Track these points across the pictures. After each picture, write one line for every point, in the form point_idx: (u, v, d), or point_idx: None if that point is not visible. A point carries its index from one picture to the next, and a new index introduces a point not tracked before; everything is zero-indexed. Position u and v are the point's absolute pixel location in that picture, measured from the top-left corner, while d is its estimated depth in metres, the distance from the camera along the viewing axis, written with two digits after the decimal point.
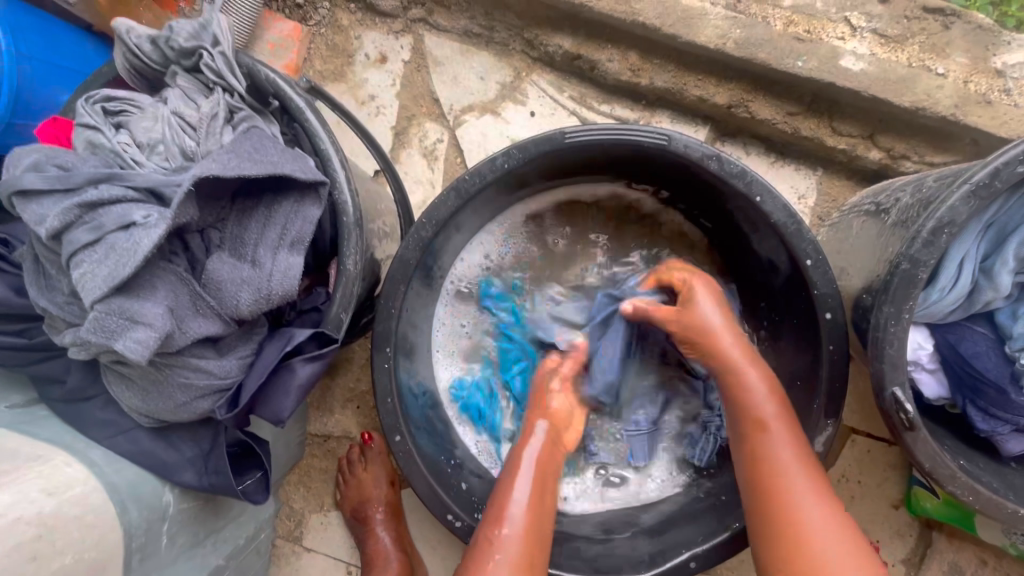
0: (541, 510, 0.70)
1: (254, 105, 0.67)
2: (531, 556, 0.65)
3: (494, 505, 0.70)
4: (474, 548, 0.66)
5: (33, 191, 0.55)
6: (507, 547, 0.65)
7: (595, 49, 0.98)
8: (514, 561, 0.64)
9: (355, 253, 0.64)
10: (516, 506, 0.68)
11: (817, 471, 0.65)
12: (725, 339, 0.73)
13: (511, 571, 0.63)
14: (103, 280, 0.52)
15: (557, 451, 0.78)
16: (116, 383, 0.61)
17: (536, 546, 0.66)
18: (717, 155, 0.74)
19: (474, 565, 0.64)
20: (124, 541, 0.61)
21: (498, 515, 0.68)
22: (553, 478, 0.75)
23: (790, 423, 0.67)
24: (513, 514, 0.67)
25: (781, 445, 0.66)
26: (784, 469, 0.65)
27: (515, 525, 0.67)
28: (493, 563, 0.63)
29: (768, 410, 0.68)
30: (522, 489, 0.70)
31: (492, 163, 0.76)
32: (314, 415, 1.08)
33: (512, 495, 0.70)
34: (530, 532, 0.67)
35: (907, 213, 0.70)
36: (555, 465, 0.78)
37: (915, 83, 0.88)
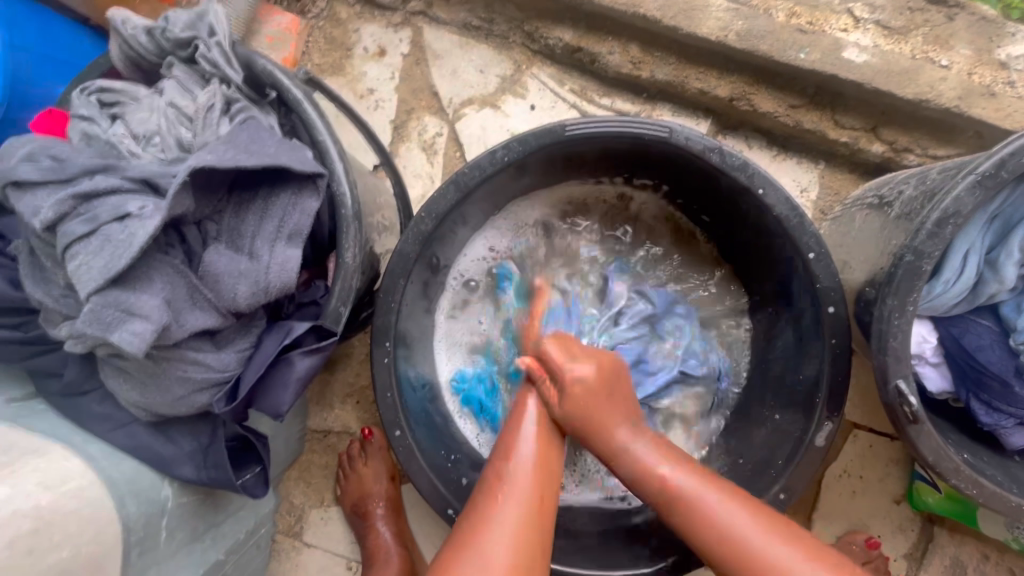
0: (551, 447, 0.69)
1: (251, 96, 0.66)
2: (542, 493, 0.64)
3: (501, 444, 0.69)
4: (484, 485, 0.65)
5: (28, 183, 0.54)
6: (516, 483, 0.64)
7: (596, 42, 0.98)
8: (524, 500, 0.63)
9: (354, 247, 0.64)
10: (523, 444, 0.67)
11: (758, 508, 0.62)
12: (612, 426, 0.69)
13: (520, 507, 0.62)
14: (98, 272, 0.52)
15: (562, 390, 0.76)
16: (113, 376, 0.61)
17: (546, 483, 0.65)
18: (718, 147, 0.73)
19: (484, 500, 0.63)
20: (122, 534, 0.60)
21: (505, 452, 0.67)
22: (561, 417, 0.74)
23: (690, 470, 0.65)
24: (520, 452, 0.66)
25: (698, 493, 0.62)
26: (716, 514, 0.61)
27: (523, 462, 0.66)
28: (499, 500, 0.62)
29: (667, 473, 0.64)
30: (530, 425, 0.69)
31: (492, 156, 0.75)
32: (313, 410, 1.08)
33: (518, 435, 0.68)
34: (539, 469, 0.66)
35: (911, 205, 0.70)
36: (561, 407, 0.75)
37: (919, 75, 0.87)
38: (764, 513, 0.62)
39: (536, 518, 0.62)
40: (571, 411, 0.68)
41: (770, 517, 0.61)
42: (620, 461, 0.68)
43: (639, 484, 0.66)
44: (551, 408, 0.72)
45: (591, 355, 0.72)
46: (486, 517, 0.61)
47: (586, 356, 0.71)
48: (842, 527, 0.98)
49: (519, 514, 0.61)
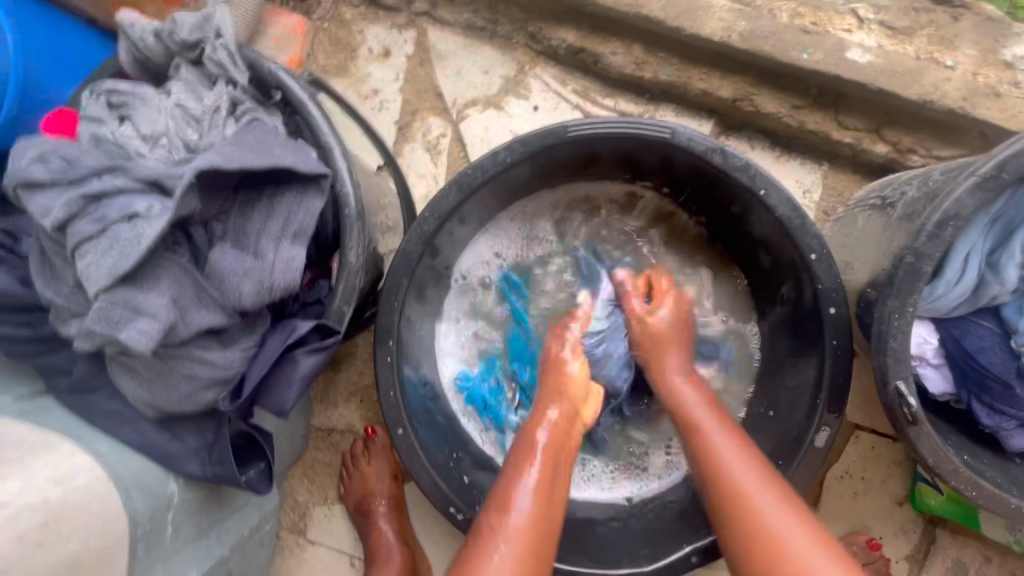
0: (552, 498, 0.66)
1: (258, 98, 0.67)
2: (540, 540, 0.62)
3: (500, 492, 0.66)
4: (477, 537, 0.62)
5: (39, 183, 0.56)
6: (512, 536, 0.61)
7: (599, 43, 0.98)
8: (518, 552, 0.60)
9: (357, 246, 0.64)
10: (524, 491, 0.65)
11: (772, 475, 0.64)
12: (668, 353, 0.80)
13: (515, 561, 0.59)
14: (106, 271, 0.53)
15: (573, 432, 0.75)
16: (121, 373, 0.62)
17: (545, 537, 0.63)
18: (720, 148, 0.74)
19: (478, 551, 0.61)
20: (128, 530, 0.61)
21: (503, 501, 0.64)
22: (567, 461, 0.71)
23: (716, 411, 0.72)
24: (521, 502, 0.63)
25: (725, 447, 0.67)
26: (731, 471, 0.64)
27: (522, 513, 0.63)
28: (494, 553, 0.60)
29: (702, 414, 0.71)
30: (531, 476, 0.66)
31: (494, 157, 0.76)
32: (318, 408, 1.09)
33: (520, 480, 0.66)
34: (538, 522, 0.63)
35: (913, 206, 0.70)
36: (571, 449, 0.73)
37: (922, 76, 0.87)
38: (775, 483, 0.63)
39: (530, 564, 0.60)
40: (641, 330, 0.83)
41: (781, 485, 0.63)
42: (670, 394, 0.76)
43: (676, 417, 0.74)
44: (560, 450, 0.71)
45: (677, 301, 0.86)
46: (478, 570, 0.58)
47: (673, 305, 0.85)
48: (844, 528, 0.98)
49: (513, 568, 0.59)
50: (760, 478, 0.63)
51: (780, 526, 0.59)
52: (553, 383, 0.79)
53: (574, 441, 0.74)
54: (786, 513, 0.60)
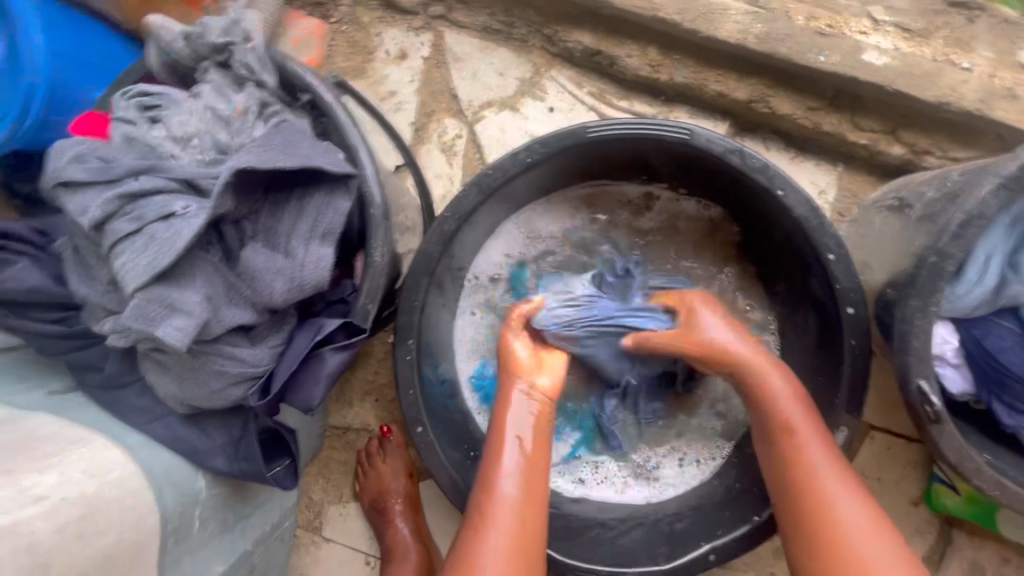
0: (534, 480, 0.67)
1: (284, 100, 0.69)
2: (529, 517, 0.65)
3: (483, 474, 0.68)
4: (472, 519, 0.65)
5: (77, 183, 0.57)
6: (501, 517, 0.64)
7: (615, 45, 0.99)
8: (508, 534, 0.63)
9: (383, 246, 0.66)
10: (506, 474, 0.67)
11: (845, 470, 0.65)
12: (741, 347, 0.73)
13: (507, 540, 0.63)
14: (144, 268, 0.54)
15: (542, 404, 0.74)
16: (153, 369, 0.63)
17: (532, 515, 0.65)
18: (739, 149, 0.75)
19: (474, 531, 0.64)
20: (159, 524, 0.63)
21: (488, 482, 0.67)
22: (541, 434, 0.71)
23: (804, 405, 0.69)
24: (504, 482, 0.66)
25: (813, 444, 0.67)
26: (815, 467, 0.65)
27: (506, 493, 0.66)
28: (485, 535, 0.63)
29: (788, 409, 0.68)
30: (508, 462, 0.68)
31: (514, 157, 0.77)
32: (334, 407, 1.10)
33: (500, 462, 0.68)
34: (526, 500, 0.66)
35: (933, 207, 0.70)
36: (545, 422, 0.73)
37: (939, 78, 0.88)
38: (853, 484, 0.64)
39: (524, 548, 0.63)
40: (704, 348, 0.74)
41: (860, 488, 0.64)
42: (756, 385, 0.71)
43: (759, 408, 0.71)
44: (526, 426, 0.71)
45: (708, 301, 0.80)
46: (477, 552, 0.62)
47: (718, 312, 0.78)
48: None
49: (507, 545, 0.62)
50: (842, 480, 0.64)
51: (852, 526, 0.61)
52: (508, 362, 0.77)
53: (546, 417, 0.73)
54: (860, 515, 0.61)
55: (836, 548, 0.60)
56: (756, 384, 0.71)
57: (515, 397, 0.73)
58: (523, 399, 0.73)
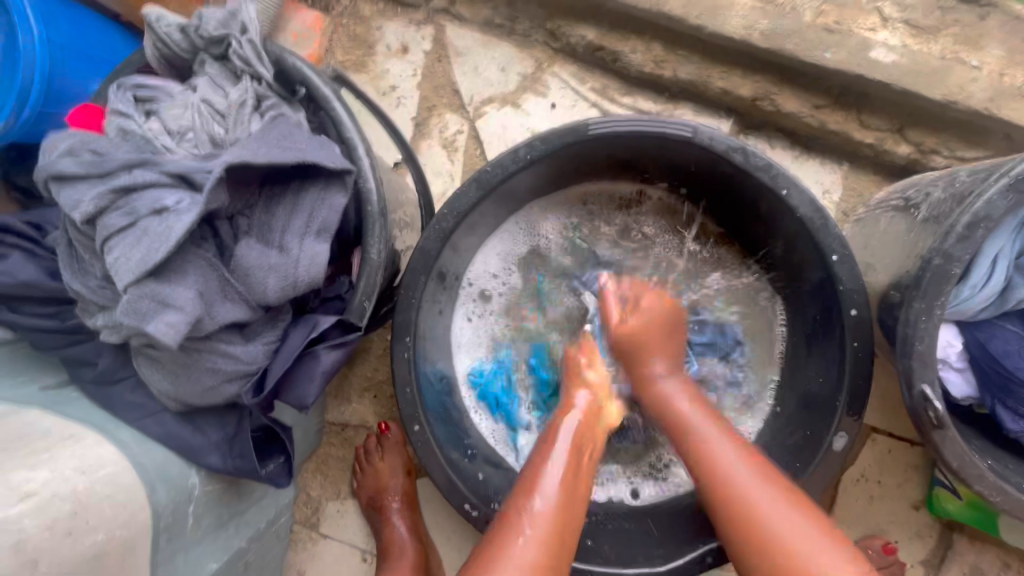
0: (575, 485, 0.64)
1: (282, 94, 0.67)
2: (565, 533, 0.60)
3: (524, 479, 0.65)
4: (502, 521, 0.61)
5: (69, 176, 0.56)
6: (535, 523, 0.59)
7: (618, 41, 0.98)
8: (542, 539, 0.58)
9: (379, 243, 0.65)
10: (549, 483, 0.63)
11: (765, 468, 0.61)
12: (652, 347, 0.74)
13: (538, 548, 0.58)
14: (136, 264, 0.53)
15: (597, 428, 0.73)
16: (146, 365, 0.62)
17: (567, 529, 0.61)
18: (742, 147, 0.73)
19: (503, 535, 0.59)
20: (152, 520, 0.62)
21: (529, 488, 0.63)
22: (590, 458, 0.69)
23: (716, 421, 0.67)
24: (545, 490, 0.62)
25: (720, 443, 0.64)
26: (726, 466, 0.61)
27: (547, 500, 0.61)
28: (519, 538, 0.58)
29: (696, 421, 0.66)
30: (556, 464, 0.65)
31: (514, 154, 0.76)
32: (332, 404, 1.10)
33: (545, 473, 0.64)
34: (564, 508, 0.62)
35: (939, 208, 0.69)
36: (594, 445, 0.72)
37: (948, 76, 0.86)
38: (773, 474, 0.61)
39: (556, 558, 0.59)
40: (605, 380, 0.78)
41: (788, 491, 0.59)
42: (651, 389, 0.72)
43: (661, 415, 0.70)
44: (582, 444, 0.69)
45: (657, 305, 0.79)
46: (502, 554, 0.57)
47: (648, 305, 0.78)
48: (859, 532, 0.97)
49: (537, 553, 0.57)
50: (755, 472, 0.61)
51: (776, 519, 0.57)
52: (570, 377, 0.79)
53: (599, 433, 0.73)
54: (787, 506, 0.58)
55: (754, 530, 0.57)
56: (654, 398, 0.71)
57: (575, 405, 0.74)
58: (582, 409, 0.73)
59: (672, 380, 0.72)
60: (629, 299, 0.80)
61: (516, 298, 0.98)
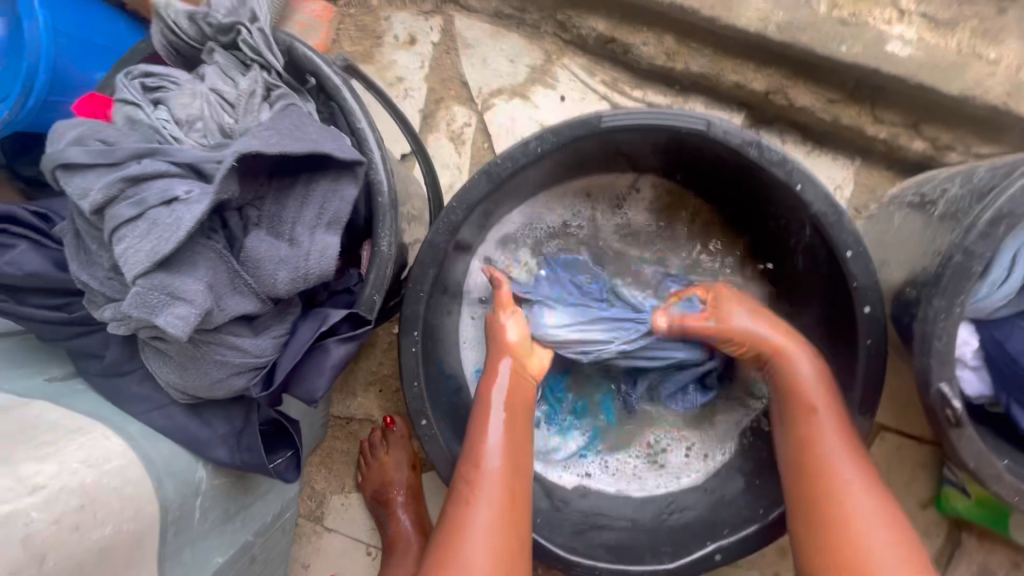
0: (517, 451, 0.71)
1: (292, 83, 0.66)
2: (513, 496, 0.69)
3: (468, 449, 0.71)
4: (457, 492, 0.69)
5: (77, 165, 0.55)
6: (485, 491, 0.67)
7: (629, 32, 0.96)
8: (494, 507, 0.67)
9: (390, 235, 0.64)
10: (491, 449, 0.70)
11: (863, 461, 0.67)
12: (760, 330, 0.76)
13: (489, 512, 0.66)
14: (146, 255, 0.52)
15: (523, 387, 0.77)
16: (154, 358, 0.61)
17: (515, 492, 0.69)
18: (757, 142, 0.72)
19: (459, 505, 0.68)
20: (160, 514, 0.62)
21: (473, 460, 0.70)
22: (523, 416, 0.75)
23: (834, 402, 0.70)
24: (490, 455, 0.70)
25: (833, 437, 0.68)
26: (834, 458, 0.66)
27: (491, 465, 0.69)
28: (473, 506, 0.67)
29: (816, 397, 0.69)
30: (495, 436, 0.71)
31: (525, 146, 0.74)
32: (337, 397, 1.09)
33: (485, 441, 0.71)
34: (510, 472, 0.69)
35: (957, 204, 0.68)
36: (524, 402, 0.76)
37: (965, 71, 0.85)
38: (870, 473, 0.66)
39: (510, 518, 0.67)
40: (517, 348, 0.79)
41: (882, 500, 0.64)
42: (786, 369, 0.73)
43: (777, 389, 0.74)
44: (513, 406, 0.75)
45: (745, 299, 0.81)
46: (465, 525, 0.66)
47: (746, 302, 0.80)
48: None
49: (490, 520, 0.66)
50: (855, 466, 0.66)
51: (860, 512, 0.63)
52: (494, 339, 0.80)
53: (527, 393, 0.78)
54: (868, 501, 0.64)
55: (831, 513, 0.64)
56: (784, 378, 0.73)
57: (500, 371, 0.76)
58: (506, 376, 0.76)
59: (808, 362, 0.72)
60: (705, 302, 0.83)
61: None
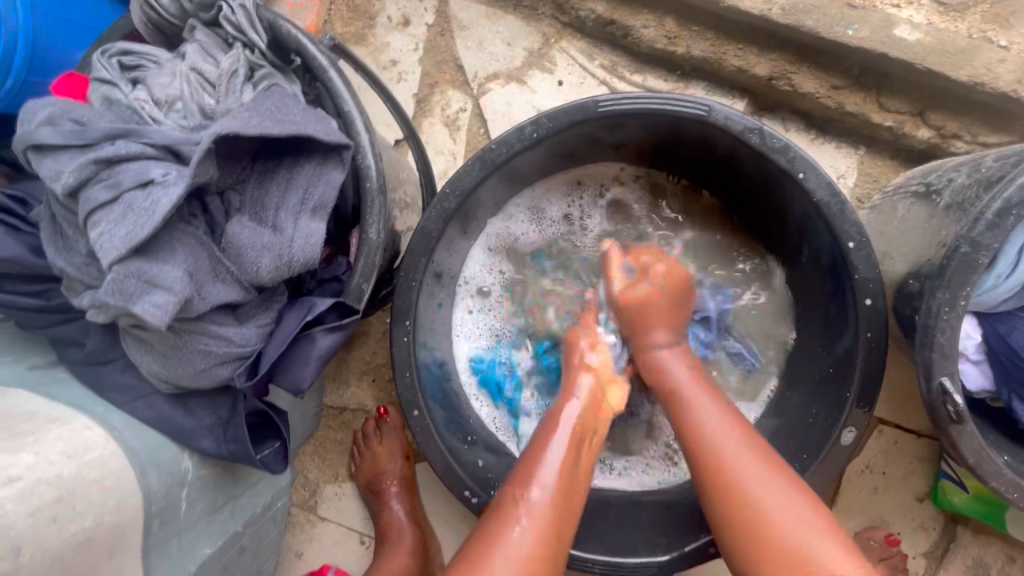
0: (575, 474, 0.63)
1: (276, 64, 0.64)
2: (562, 524, 0.59)
3: (520, 468, 0.63)
4: (499, 510, 0.60)
5: (49, 146, 0.54)
6: (534, 510, 0.58)
7: (629, 15, 0.93)
8: (540, 527, 0.58)
9: (378, 222, 0.62)
10: (547, 470, 0.61)
11: (768, 453, 0.62)
12: (657, 325, 0.74)
13: (535, 531, 0.57)
14: (120, 241, 0.50)
15: (602, 407, 0.71)
16: (134, 347, 0.60)
17: (564, 522, 0.59)
18: (759, 128, 0.70)
19: (499, 521, 0.58)
20: (144, 505, 0.60)
21: (526, 478, 0.61)
22: (590, 446, 0.67)
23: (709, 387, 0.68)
24: (544, 480, 0.60)
25: (722, 427, 0.63)
26: (727, 448, 0.61)
27: (544, 488, 0.60)
28: (516, 526, 0.57)
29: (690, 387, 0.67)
30: (555, 451, 0.63)
31: (520, 132, 0.72)
32: (330, 386, 1.08)
33: (543, 457, 0.63)
34: (562, 497, 0.60)
35: (963, 194, 0.66)
36: (596, 436, 0.69)
37: (976, 56, 0.82)
38: (773, 459, 0.61)
39: (550, 546, 0.58)
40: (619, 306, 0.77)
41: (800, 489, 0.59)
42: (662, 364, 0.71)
43: (657, 382, 0.71)
44: (586, 431, 0.67)
45: (669, 271, 0.79)
46: (499, 541, 0.57)
47: (657, 275, 0.78)
48: (861, 522, 0.96)
49: (532, 546, 0.56)
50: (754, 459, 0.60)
51: (782, 519, 0.56)
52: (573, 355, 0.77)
53: (603, 418, 0.71)
54: (777, 484, 0.58)
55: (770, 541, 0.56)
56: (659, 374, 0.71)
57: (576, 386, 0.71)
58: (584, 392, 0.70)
59: (673, 353, 0.72)
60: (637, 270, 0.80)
61: (519, 284, 0.95)
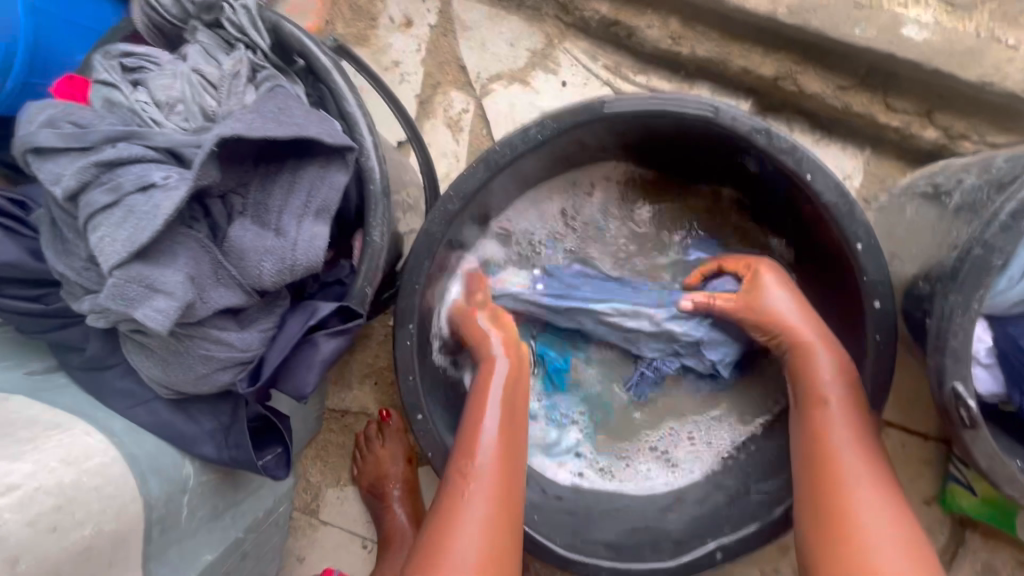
0: (513, 440, 0.68)
1: (278, 65, 0.64)
2: (509, 492, 0.64)
3: (462, 440, 0.67)
4: (451, 487, 0.64)
5: (50, 149, 0.53)
6: (479, 481, 0.63)
7: (633, 15, 0.93)
8: (487, 499, 0.62)
9: (382, 225, 0.61)
10: (486, 436, 0.66)
11: (880, 468, 0.61)
12: (793, 324, 0.71)
13: (486, 504, 0.62)
14: (122, 244, 0.50)
15: (520, 388, 0.73)
16: (136, 352, 0.59)
17: (510, 489, 0.64)
18: (766, 129, 0.69)
19: (452, 502, 0.62)
20: (144, 512, 0.60)
21: (469, 449, 0.65)
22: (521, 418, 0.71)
23: (856, 405, 0.65)
24: (483, 449, 0.65)
25: (845, 431, 0.63)
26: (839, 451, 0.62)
27: (485, 459, 0.64)
28: (468, 498, 0.62)
29: (828, 388, 0.66)
30: (491, 421, 0.67)
31: (524, 133, 0.71)
32: (332, 390, 1.07)
33: (479, 429, 0.67)
34: (503, 469, 0.65)
35: (975, 195, 0.66)
36: (521, 400, 0.73)
37: (983, 56, 0.82)
38: (901, 506, 0.58)
39: (503, 514, 0.62)
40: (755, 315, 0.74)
41: (903, 519, 0.57)
42: (804, 366, 0.69)
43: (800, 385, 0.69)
44: (511, 402, 0.71)
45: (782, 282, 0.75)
46: (455, 518, 0.60)
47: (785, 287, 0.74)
48: None
49: (487, 514, 0.61)
50: (867, 472, 0.60)
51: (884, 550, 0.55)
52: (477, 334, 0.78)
53: (523, 392, 0.74)
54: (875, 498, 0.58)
55: (848, 539, 0.56)
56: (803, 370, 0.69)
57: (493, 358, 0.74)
58: (504, 369, 0.73)
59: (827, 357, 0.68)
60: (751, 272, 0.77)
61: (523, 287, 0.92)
